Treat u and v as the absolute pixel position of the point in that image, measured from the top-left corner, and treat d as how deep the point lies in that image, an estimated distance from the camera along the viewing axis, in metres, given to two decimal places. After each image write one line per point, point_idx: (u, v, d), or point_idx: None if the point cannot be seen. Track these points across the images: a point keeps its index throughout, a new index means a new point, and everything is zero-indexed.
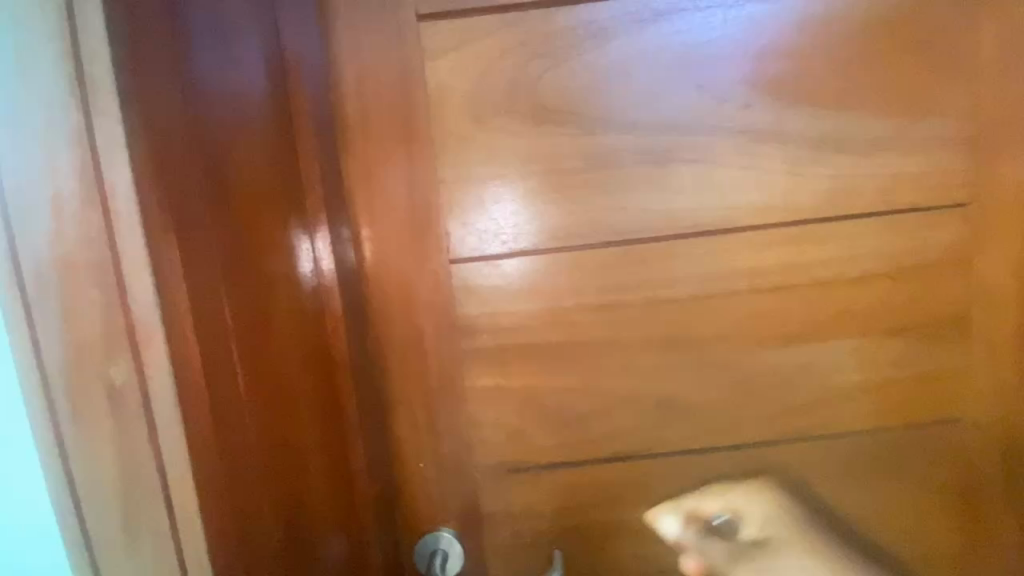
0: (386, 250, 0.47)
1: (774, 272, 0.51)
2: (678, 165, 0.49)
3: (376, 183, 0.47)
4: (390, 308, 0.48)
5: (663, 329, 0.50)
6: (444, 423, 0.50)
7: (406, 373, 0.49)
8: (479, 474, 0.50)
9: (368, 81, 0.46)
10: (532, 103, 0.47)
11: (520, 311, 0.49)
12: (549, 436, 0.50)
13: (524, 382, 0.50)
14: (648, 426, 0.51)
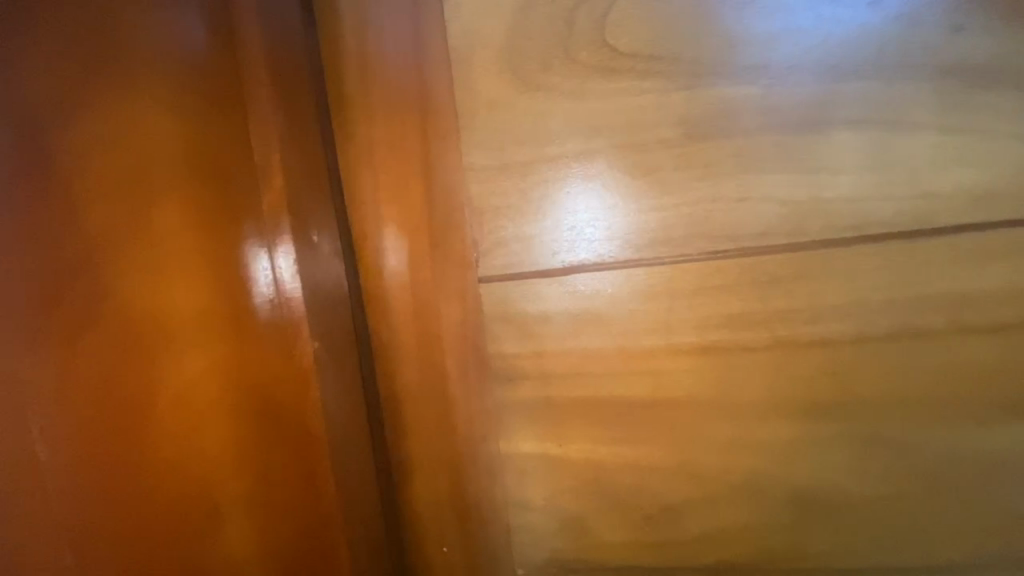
0: (397, 263, 0.36)
1: (1006, 301, 0.30)
2: (833, 130, 0.31)
3: (382, 175, 0.35)
4: (402, 340, 0.36)
5: (800, 385, 0.33)
6: (473, 497, 0.37)
7: (423, 428, 0.37)
8: (519, 569, 0.37)
9: (371, 37, 0.34)
10: (598, 48, 0.32)
11: (578, 350, 0.35)
12: (615, 525, 0.36)
13: (581, 449, 0.35)
14: (771, 528, 0.34)
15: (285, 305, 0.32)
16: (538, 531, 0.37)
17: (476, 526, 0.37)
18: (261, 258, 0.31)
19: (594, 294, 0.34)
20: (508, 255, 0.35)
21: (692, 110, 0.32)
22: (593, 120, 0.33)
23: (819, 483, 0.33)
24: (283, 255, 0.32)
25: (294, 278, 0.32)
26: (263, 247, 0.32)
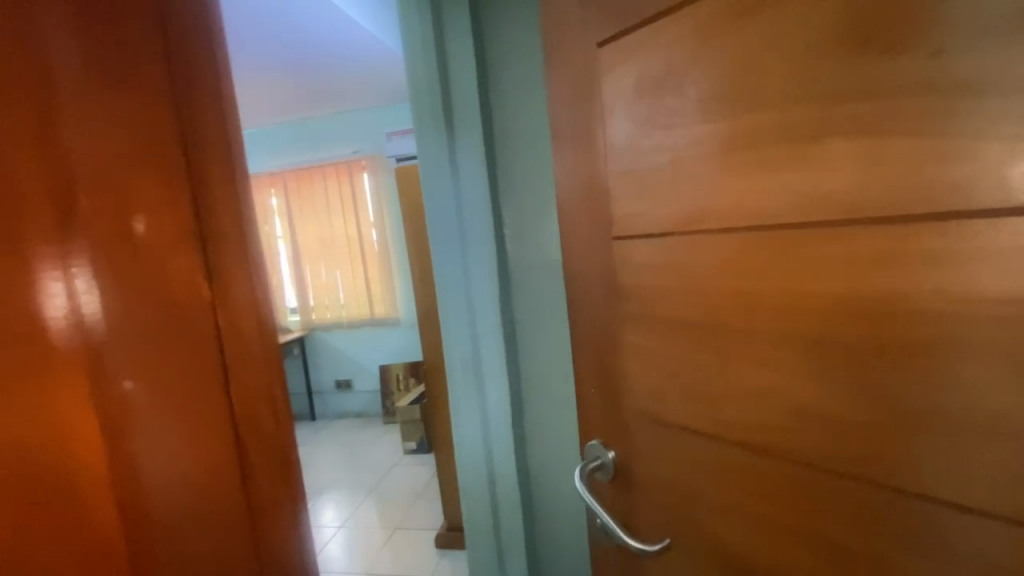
0: (580, 236, 0.93)
1: (859, 269, 0.59)
2: (894, 135, 0.55)
3: (576, 202, 0.92)
4: (581, 265, 0.94)
5: (733, 301, 0.70)
6: (605, 337, 0.92)
7: (585, 302, 0.95)
8: (621, 380, 0.91)
9: (573, 144, 0.91)
10: (702, 109, 0.70)
11: (650, 279, 0.81)
12: (658, 365, 0.83)
13: (647, 326, 0.84)
14: (721, 373, 0.74)
15: (80, 317, 0.56)
16: (633, 354, 0.87)
17: (610, 350, 0.92)
18: (57, 287, 0.55)
19: (776, 240, 0.65)
20: (636, 221, 0.82)
21: (818, 126, 0.60)
22: (742, 139, 0.66)
23: (755, 353, 0.70)
24: (79, 280, 0.57)
25: (88, 303, 0.57)
26: (60, 278, 0.55)
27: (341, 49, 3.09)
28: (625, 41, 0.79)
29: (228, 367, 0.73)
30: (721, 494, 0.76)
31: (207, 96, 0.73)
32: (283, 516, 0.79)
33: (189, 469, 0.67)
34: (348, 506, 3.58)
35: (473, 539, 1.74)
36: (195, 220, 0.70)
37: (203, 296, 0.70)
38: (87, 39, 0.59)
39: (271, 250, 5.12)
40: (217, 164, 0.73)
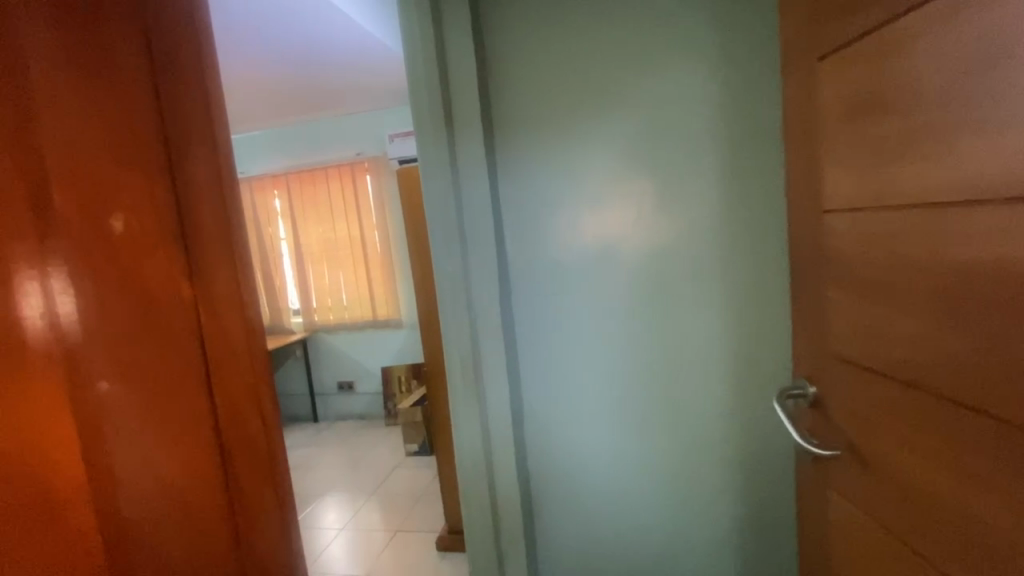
0: (800, 207, 1.03)
1: (974, 250, 0.66)
2: (1005, 132, 0.60)
3: (801, 177, 1.02)
4: (799, 236, 1.05)
5: (894, 272, 0.79)
6: (810, 298, 1.02)
7: (799, 263, 1.06)
8: (819, 338, 1.01)
9: (802, 126, 1.00)
10: (894, 100, 0.76)
11: (847, 252, 0.90)
12: (843, 324, 0.93)
13: (840, 291, 0.93)
14: (883, 335, 0.83)
15: (56, 318, 0.54)
16: (834, 314, 0.95)
17: (815, 313, 1.01)
18: (33, 287, 0.52)
19: (931, 219, 0.72)
20: (847, 194, 0.88)
21: (964, 122, 0.65)
22: (908, 135, 0.74)
23: (901, 318, 0.79)
24: (54, 280, 0.54)
25: (62, 305, 0.55)
26: (35, 277, 0.53)
27: (343, 51, 3.08)
28: (845, 43, 0.86)
29: (211, 368, 0.71)
30: (873, 424, 0.87)
31: (189, 90, 0.70)
32: (269, 522, 0.77)
33: (168, 473, 0.65)
34: (348, 508, 3.56)
35: (473, 545, 1.70)
36: (178, 218, 0.68)
37: (184, 297, 0.68)
38: (64, 30, 0.57)
39: (274, 252, 5.13)
40: (203, 161, 0.71)
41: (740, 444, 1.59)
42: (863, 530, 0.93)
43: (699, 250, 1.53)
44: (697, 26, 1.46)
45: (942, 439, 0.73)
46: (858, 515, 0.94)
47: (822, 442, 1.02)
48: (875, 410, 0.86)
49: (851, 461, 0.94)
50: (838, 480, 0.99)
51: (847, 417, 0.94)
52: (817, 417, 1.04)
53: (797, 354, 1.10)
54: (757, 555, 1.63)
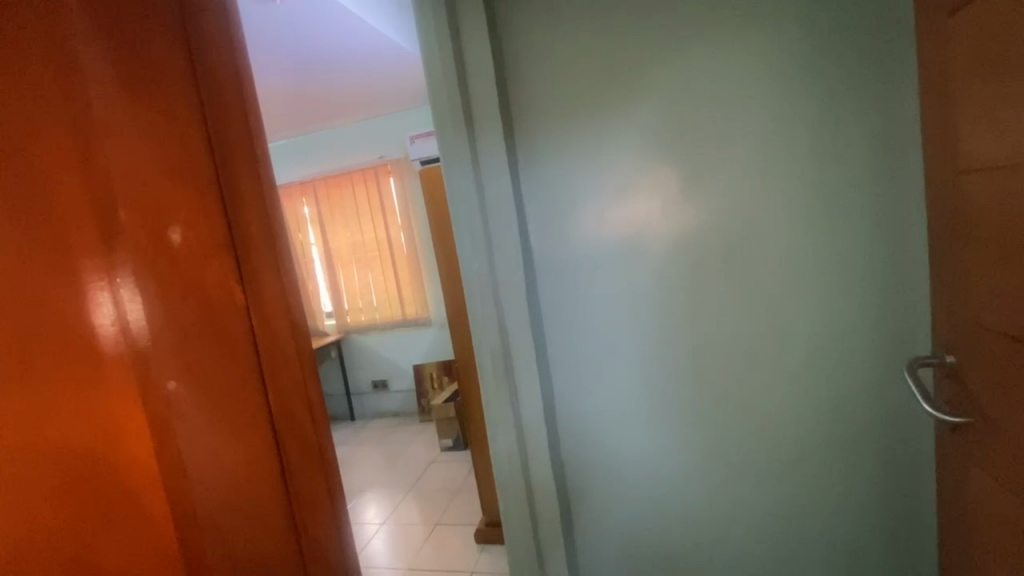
0: (938, 176, 1.11)
1: None
2: None
3: (938, 146, 1.09)
4: (939, 205, 1.12)
5: (1009, 232, 0.88)
6: (949, 265, 1.10)
7: (940, 233, 1.13)
8: (958, 303, 1.09)
9: (938, 95, 1.07)
10: (1007, 67, 0.84)
11: (979, 214, 0.98)
12: (977, 284, 1.01)
13: (973, 254, 1.01)
14: (1006, 292, 0.92)
15: (126, 327, 0.59)
16: (970, 276, 1.03)
17: (955, 280, 1.09)
18: (106, 298, 0.58)
19: None
20: (978, 157, 0.96)
21: None
22: (1016, 99, 0.82)
23: (1018, 275, 0.87)
24: (122, 291, 0.59)
25: (130, 315, 0.59)
26: (107, 289, 0.58)
27: (361, 58, 3.16)
28: (972, 11, 0.93)
29: (263, 365, 0.76)
30: (1000, 383, 0.97)
31: (234, 107, 0.75)
32: (322, 507, 0.82)
33: (231, 463, 0.70)
34: (389, 503, 3.67)
35: (512, 536, 1.74)
36: (227, 227, 0.73)
37: (235, 300, 0.73)
38: (120, 58, 0.62)
39: (305, 257, 5.29)
40: (246, 172, 0.76)
41: (776, 430, 1.58)
42: (997, 488, 1.02)
43: (728, 235, 1.53)
44: (716, 9, 1.44)
45: None
46: (992, 475, 1.03)
47: (955, 410, 1.13)
48: (1002, 368, 0.96)
49: (981, 426, 1.05)
50: (976, 444, 1.08)
51: (981, 378, 1.03)
52: (952, 386, 1.15)
53: (937, 329, 1.20)
54: (798, 541, 1.62)
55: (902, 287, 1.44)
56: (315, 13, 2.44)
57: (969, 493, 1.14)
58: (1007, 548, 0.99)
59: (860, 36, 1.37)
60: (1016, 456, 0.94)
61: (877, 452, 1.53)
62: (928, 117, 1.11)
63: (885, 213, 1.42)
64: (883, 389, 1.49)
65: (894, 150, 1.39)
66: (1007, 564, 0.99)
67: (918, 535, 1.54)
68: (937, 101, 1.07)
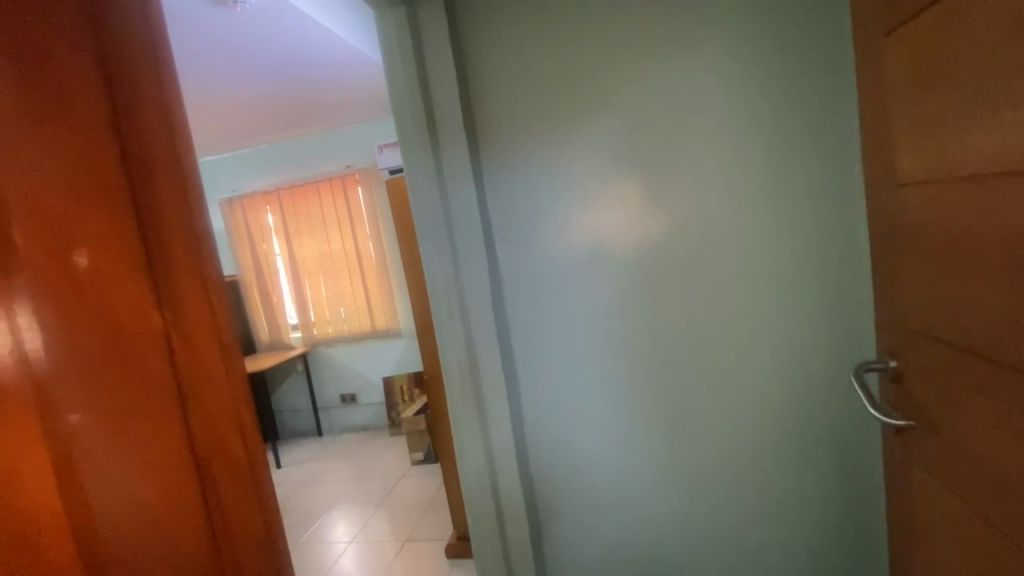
0: (876, 186, 1.14)
1: (997, 222, 0.77)
2: (1007, 111, 0.73)
3: (876, 156, 1.13)
4: (878, 215, 1.16)
5: (944, 242, 0.91)
6: (888, 273, 1.14)
7: (880, 242, 1.17)
8: (897, 310, 1.13)
9: (875, 109, 1.11)
10: (938, 82, 0.87)
11: (914, 225, 1.01)
12: (913, 293, 1.05)
13: (909, 264, 1.04)
14: (941, 302, 0.95)
15: (21, 356, 0.49)
16: (908, 284, 1.06)
17: (893, 288, 1.13)
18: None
19: (969, 190, 0.83)
20: (912, 169, 0.99)
21: (985, 103, 0.77)
22: (949, 112, 0.86)
23: (954, 287, 0.90)
24: (16, 314, 0.49)
25: (24, 342, 0.50)
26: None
27: (326, 65, 3.09)
28: (904, 26, 0.97)
29: (187, 394, 0.65)
30: (940, 386, 0.99)
31: (151, 109, 0.65)
32: (258, 543, 0.72)
33: (151, 508, 0.59)
34: (357, 520, 3.55)
35: (480, 553, 1.70)
36: (143, 238, 0.63)
37: (151, 326, 0.62)
38: (12, 43, 0.52)
39: (270, 268, 5.14)
40: (168, 176, 0.66)
41: (741, 437, 1.59)
42: (938, 489, 1.05)
43: (692, 245, 1.53)
44: (674, 20, 1.46)
45: (994, 402, 0.84)
46: (934, 478, 1.06)
47: (899, 414, 1.16)
48: (941, 375, 0.98)
49: (924, 429, 1.07)
50: (919, 446, 1.11)
51: (922, 383, 1.06)
52: (895, 389, 1.18)
53: (880, 334, 1.23)
54: (764, 548, 1.62)
55: (855, 294, 1.48)
56: (279, 22, 2.40)
57: (914, 494, 1.16)
58: (948, 548, 1.03)
59: (811, 49, 1.40)
60: (956, 459, 0.97)
61: (834, 455, 1.55)
62: (868, 130, 1.15)
63: (839, 222, 1.45)
64: (842, 395, 1.51)
65: (842, 161, 1.43)
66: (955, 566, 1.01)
67: (880, 538, 1.56)
68: (873, 116, 1.12)
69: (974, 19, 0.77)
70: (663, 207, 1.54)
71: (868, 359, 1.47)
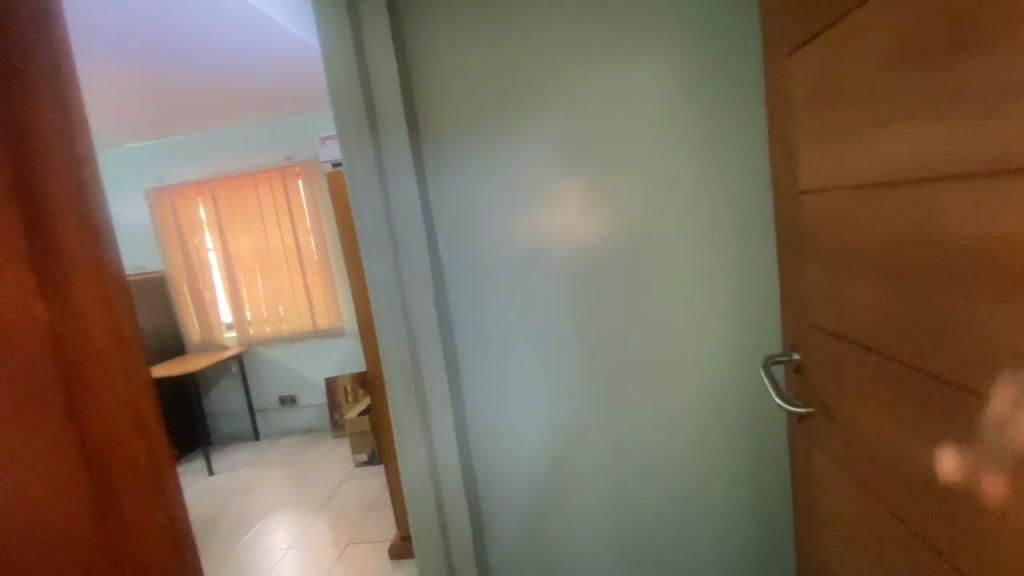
0: (783, 195, 1.31)
1: (880, 224, 0.93)
2: (884, 129, 0.88)
3: (782, 167, 1.29)
4: (783, 223, 1.33)
5: (838, 242, 1.08)
6: (792, 273, 1.31)
7: (785, 245, 1.34)
8: (798, 305, 1.30)
9: (782, 127, 1.27)
10: (832, 103, 1.04)
11: (813, 228, 1.18)
12: (812, 287, 1.23)
13: (810, 262, 1.22)
14: (836, 294, 1.12)
15: None
16: (808, 281, 1.24)
17: (796, 284, 1.30)
18: None
19: (858, 197, 0.99)
20: (811, 178, 1.16)
21: (867, 122, 0.93)
22: (841, 129, 1.02)
23: (846, 279, 1.07)
24: None
25: None
26: None
27: (262, 52, 3.01)
28: (805, 53, 1.13)
29: (81, 386, 0.56)
30: (836, 375, 1.17)
31: (36, 58, 0.55)
32: (162, 558, 0.64)
33: (38, 522, 0.50)
34: (297, 526, 3.48)
35: (422, 544, 1.76)
36: (25, 218, 0.53)
37: (43, 319, 0.52)
38: None
39: (201, 264, 4.91)
40: (63, 154, 0.57)
41: (669, 425, 1.74)
42: (835, 466, 1.23)
43: (625, 245, 1.67)
44: (609, 39, 1.59)
45: (880, 378, 1.00)
46: (831, 457, 1.24)
47: (803, 401, 1.34)
48: (837, 360, 1.16)
49: (823, 414, 1.25)
50: (819, 430, 1.28)
51: (821, 372, 1.24)
52: (799, 378, 1.36)
53: (785, 329, 1.41)
54: (685, 525, 1.79)
55: (764, 293, 1.66)
56: (215, 9, 2.35)
57: (814, 471, 1.35)
58: (843, 517, 1.21)
59: (728, 70, 1.58)
60: (850, 440, 1.14)
61: (745, 439, 1.73)
62: (774, 144, 1.32)
63: (751, 227, 1.63)
64: (754, 383, 1.69)
65: (754, 174, 1.61)
66: (849, 533, 1.19)
67: (784, 513, 1.75)
68: (779, 133, 1.29)
69: (859, 50, 0.93)
70: (605, 210, 1.66)
71: (774, 350, 1.66)
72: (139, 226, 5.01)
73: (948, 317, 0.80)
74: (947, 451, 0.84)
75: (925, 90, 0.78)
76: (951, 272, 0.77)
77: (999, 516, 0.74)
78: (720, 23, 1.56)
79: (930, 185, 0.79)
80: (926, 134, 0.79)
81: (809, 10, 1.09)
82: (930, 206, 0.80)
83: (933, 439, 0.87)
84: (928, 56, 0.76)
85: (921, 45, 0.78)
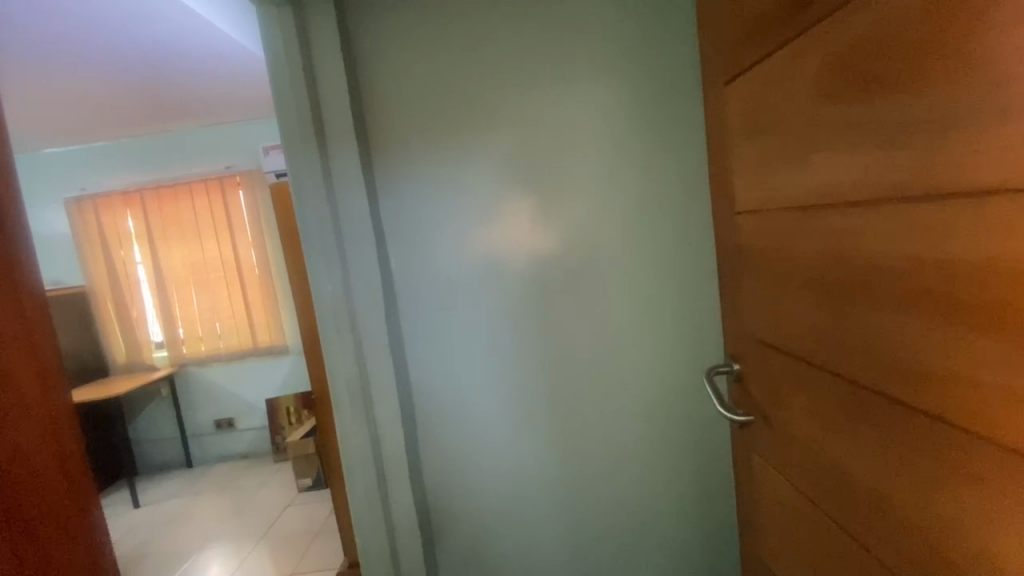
0: (721, 213, 1.39)
1: (814, 243, 0.99)
2: (813, 155, 0.96)
3: (720, 187, 1.37)
4: (722, 240, 1.40)
5: (774, 260, 1.15)
6: (732, 287, 1.38)
7: (724, 260, 1.41)
8: (739, 319, 1.37)
9: (718, 149, 1.36)
10: (765, 128, 1.12)
11: (750, 245, 1.25)
12: (751, 303, 1.30)
13: (749, 279, 1.29)
14: (773, 308, 1.19)
15: None
16: (746, 295, 1.31)
17: (735, 299, 1.37)
18: None
19: (792, 217, 1.06)
20: (746, 199, 1.24)
21: (797, 147, 1.01)
22: (773, 154, 1.10)
23: (782, 294, 1.14)
24: None
25: None
26: None
27: (198, 57, 2.88)
28: (738, 82, 1.22)
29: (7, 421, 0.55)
30: (776, 386, 1.23)
31: None
32: None
33: None
34: (234, 558, 3.25)
35: (370, 567, 1.70)
36: None
37: None
38: None
39: (129, 279, 4.57)
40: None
41: (618, 435, 1.78)
42: (776, 472, 1.29)
43: (575, 260, 1.71)
44: (558, 59, 1.65)
45: (818, 390, 1.06)
46: (773, 464, 1.30)
47: (744, 409, 1.41)
48: (777, 371, 1.22)
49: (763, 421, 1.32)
50: (761, 437, 1.35)
51: (762, 383, 1.30)
52: (740, 387, 1.43)
53: (727, 341, 1.48)
54: (635, 534, 1.82)
55: (705, 305, 1.74)
56: (152, 11, 2.25)
57: (756, 477, 1.41)
58: (784, 520, 1.27)
59: (669, 94, 1.66)
60: (789, 447, 1.21)
61: (692, 446, 1.79)
62: (712, 166, 1.40)
63: (693, 242, 1.71)
64: (698, 392, 1.76)
65: (694, 192, 1.70)
66: (790, 536, 1.25)
67: (729, 516, 1.82)
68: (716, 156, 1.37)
69: (788, 82, 1.01)
70: (558, 227, 1.70)
71: (716, 360, 1.74)
72: (58, 237, 4.64)
73: (881, 332, 0.85)
74: (884, 461, 0.89)
75: (850, 121, 0.85)
76: (877, 291, 0.85)
77: (936, 521, 0.79)
78: (662, 49, 1.65)
79: (858, 208, 0.86)
80: (851, 161, 0.86)
81: (742, 41, 1.18)
82: (859, 228, 0.86)
83: (873, 450, 0.91)
84: (852, 90, 0.84)
85: (844, 80, 0.85)
